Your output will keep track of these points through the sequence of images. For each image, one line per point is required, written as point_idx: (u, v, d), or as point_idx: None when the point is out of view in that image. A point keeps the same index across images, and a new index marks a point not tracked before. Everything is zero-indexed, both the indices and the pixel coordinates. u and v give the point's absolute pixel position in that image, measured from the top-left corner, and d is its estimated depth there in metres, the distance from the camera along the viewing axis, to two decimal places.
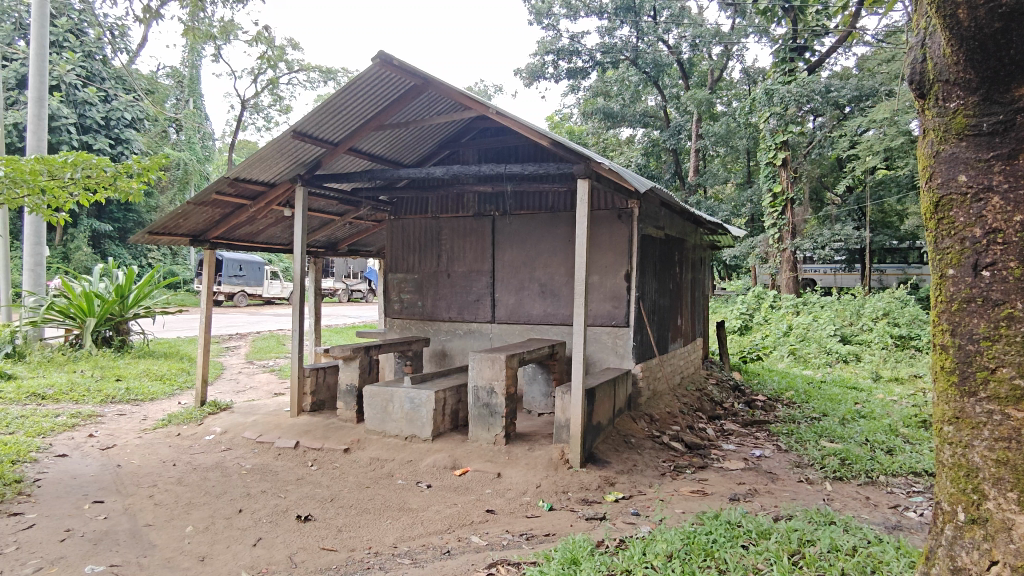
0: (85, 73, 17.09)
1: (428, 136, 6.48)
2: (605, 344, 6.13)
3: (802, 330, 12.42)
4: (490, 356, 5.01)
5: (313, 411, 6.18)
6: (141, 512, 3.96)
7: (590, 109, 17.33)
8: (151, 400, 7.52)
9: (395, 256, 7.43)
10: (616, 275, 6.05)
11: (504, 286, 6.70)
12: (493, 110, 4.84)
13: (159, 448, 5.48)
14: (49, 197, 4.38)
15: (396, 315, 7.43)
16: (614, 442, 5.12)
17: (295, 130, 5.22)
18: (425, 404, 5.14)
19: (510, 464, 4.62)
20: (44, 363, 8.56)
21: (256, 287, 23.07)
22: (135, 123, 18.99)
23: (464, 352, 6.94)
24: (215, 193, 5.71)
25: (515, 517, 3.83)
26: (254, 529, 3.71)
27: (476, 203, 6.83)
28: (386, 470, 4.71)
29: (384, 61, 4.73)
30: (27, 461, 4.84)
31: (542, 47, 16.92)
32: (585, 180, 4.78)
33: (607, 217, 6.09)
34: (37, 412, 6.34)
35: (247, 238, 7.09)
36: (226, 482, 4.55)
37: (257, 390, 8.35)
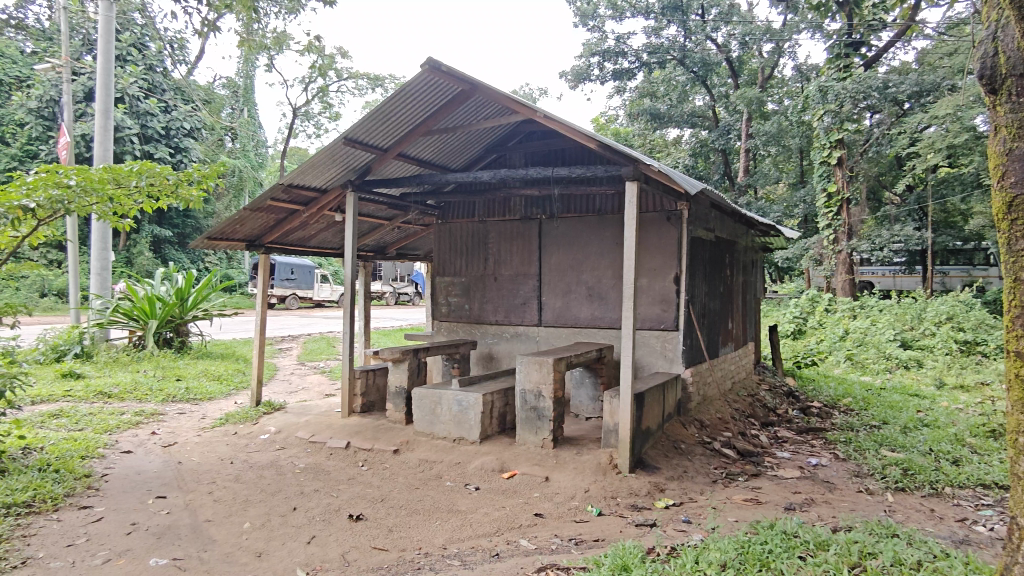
0: (146, 85, 17.86)
1: (475, 140, 6.53)
2: (654, 348, 6.05)
3: (860, 335, 12.01)
4: (537, 359, 5.01)
5: (363, 412, 6.29)
6: (201, 508, 4.09)
7: (637, 111, 17.12)
8: (208, 400, 7.78)
9: (443, 260, 7.51)
10: (665, 278, 5.97)
11: (551, 290, 6.69)
12: (540, 113, 4.84)
13: (217, 446, 5.67)
14: (115, 204, 4.58)
15: (444, 318, 7.50)
16: (663, 448, 5.05)
17: (345, 138, 5.34)
18: (473, 406, 5.17)
19: (559, 467, 4.61)
20: (110, 363, 8.98)
21: (307, 290, 23.65)
22: (194, 132, 19.74)
23: (511, 355, 6.96)
24: (270, 198, 5.89)
25: (564, 521, 3.82)
26: (308, 527, 3.79)
27: (523, 207, 6.85)
28: (435, 472, 4.76)
29: (433, 68, 4.79)
30: (95, 456, 5.07)
31: (587, 49, 16.86)
32: (634, 183, 4.73)
33: (656, 220, 6.01)
34: (104, 411, 6.63)
35: (300, 243, 7.27)
36: (280, 480, 4.66)
37: (309, 391, 8.57)
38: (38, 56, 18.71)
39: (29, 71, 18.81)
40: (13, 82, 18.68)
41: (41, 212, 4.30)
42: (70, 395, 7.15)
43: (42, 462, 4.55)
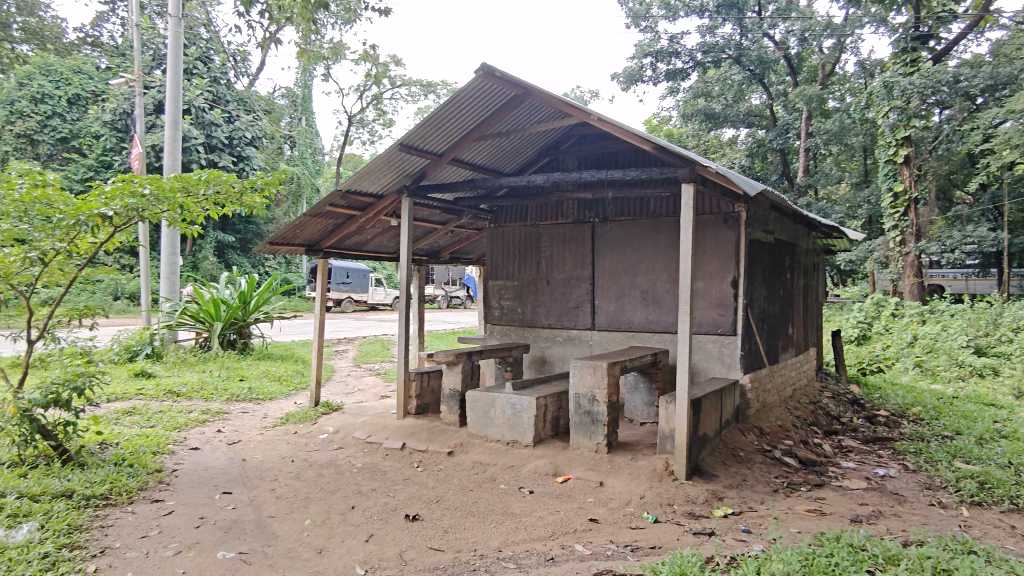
0: (211, 96, 18.64)
1: (529, 144, 6.55)
2: (711, 353, 5.93)
3: (929, 341, 11.47)
4: (591, 363, 4.98)
5: (418, 414, 6.37)
6: (264, 504, 4.23)
7: (690, 110, 16.82)
8: (270, 400, 8.02)
9: (495, 264, 7.54)
10: (722, 281, 5.85)
11: (605, 294, 6.64)
12: (594, 116, 4.81)
13: (279, 444, 5.86)
14: (184, 211, 4.77)
15: (497, 321, 7.53)
16: (721, 455, 4.94)
17: (401, 144, 5.44)
18: (526, 410, 5.18)
19: (613, 473, 4.57)
20: (179, 363, 9.42)
21: (362, 293, 24.19)
22: (256, 141, 20.45)
23: (564, 358, 6.95)
24: (328, 204, 6.04)
25: (619, 527, 3.78)
26: (366, 525, 3.87)
27: (576, 210, 6.83)
28: (489, 474, 4.79)
29: (486, 73, 4.85)
30: (166, 452, 5.31)
31: (640, 50, 16.68)
32: (690, 185, 4.65)
33: (713, 222, 5.90)
34: (174, 409, 6.94)
35: (357, 247, 7.43)
36: (339, 479, 4.79)
37: (365, 393, 8.75)
38: (113, 71, 19.89)
39: (105, 86, 19.93)
40: (90, 97, 19.94)
41: (117, 220, 4.53)
42: (142, 393, 7.51)
43: (117, 457, 4.79)
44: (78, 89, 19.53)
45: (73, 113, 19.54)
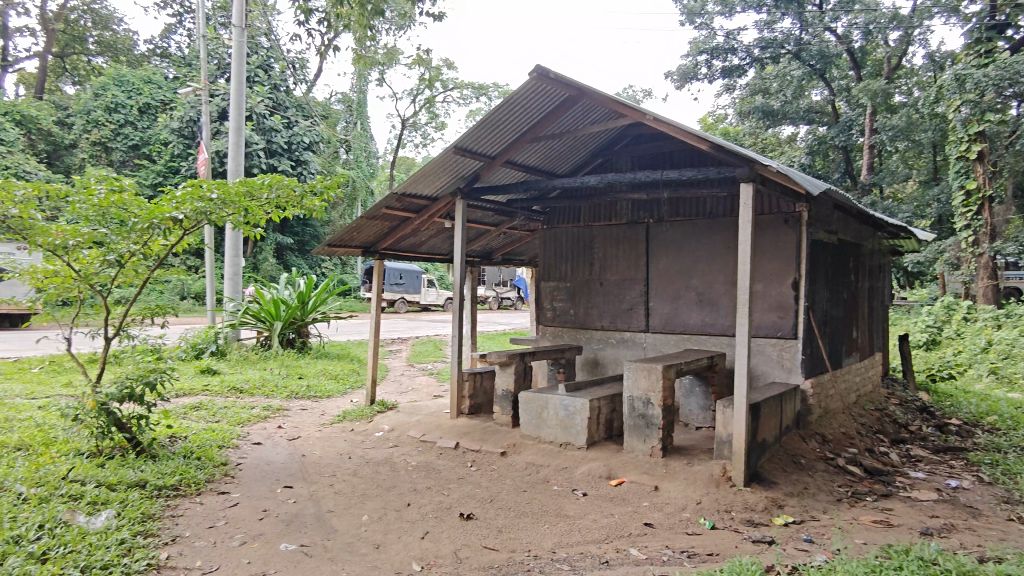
0: (272, 103, 19.29)
1: (582, 145, 6.53)
2: (770, 357, 5.78)
3: (1005, 347, 10.85)
4: (646, 365, 4.92)
5: (470, 414, 6.43)
6: (323, 499, 4.35)
7: (747, 108, 16.40)
8: (327, 398, 8.23)
9: (548, 265, 7.53)
10: (782, 283, 5.69)
11: (659, 295, 6.56)
12: (649, 116, 4.75)
13: (337, 441, 6.01)
14: (247, 214, 4.94)
15: (549, 322, 7.51)
16: (781, 462, 4.81)
17: (456, 148, 5.52)
18: (579, 412, 5.17)
19: (668, 477, 4.50)
20: (241, 361, 9.77)
21: (415, 294, 24.59)
22: (314, 146, 21.01)
23: (618, 360, 6.88)
24: (384, 207, 6.18)
25: (675, 532, 3.73)
26: (421, 522, 3.93)
27: (630, 211, 6.77)
28: (542, 475, 4.79)
29: (541, 75, 4.87)
30: (230, 446, 5.52)
31: (695, 48, 16.37)
32: (749, 185, 4.54)
33: (773, 222, 5.76)
34: (238, 404, 7.21)
35: (411, 249, 7.56)
36: (394, 476, 4.88)
37: (419, 392, 8.88)
38: (181, 81, 20.78)
39: (173, 95, 20.81)
40: (159, 105, 20.75)
41: (187, 223, 4.76)
42: (208, 389, 7.83)
43: (187, 450, 5.02)
44: (148, 98, 20.48)
45: (144, 121, 20.51)
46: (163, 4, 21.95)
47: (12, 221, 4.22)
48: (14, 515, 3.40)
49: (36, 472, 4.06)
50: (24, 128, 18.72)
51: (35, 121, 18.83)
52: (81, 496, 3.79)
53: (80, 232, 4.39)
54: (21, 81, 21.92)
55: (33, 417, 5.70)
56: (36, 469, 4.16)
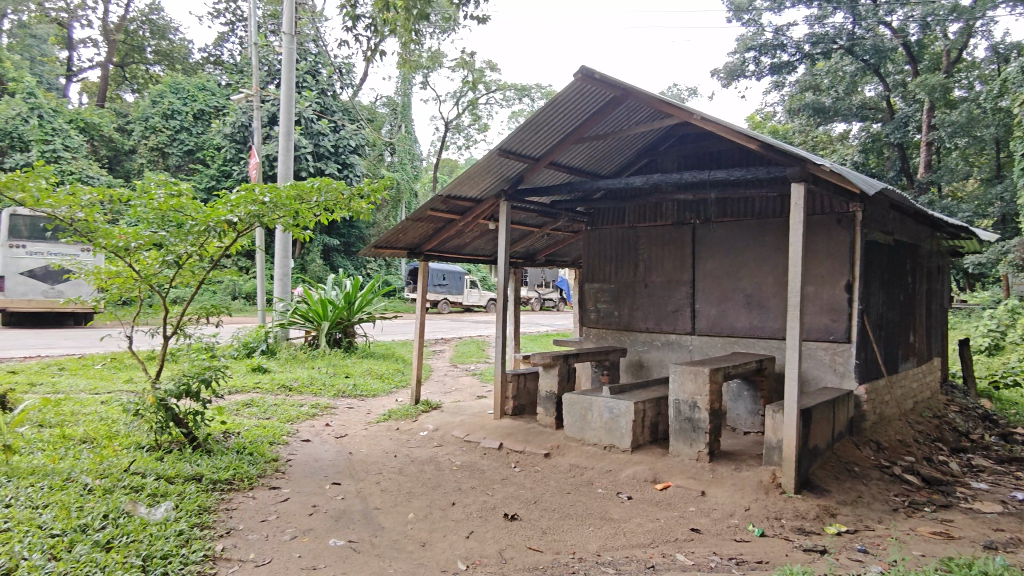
0: (320, 107, 19.74)
1: (627, 145, 6.48)
2: (823, 361, 5.63)
3: None
4: (692, 368, 4.86)
5: (514, 415, 6.45)
6: (370, 496, 4.43)
7: (797, 106, 15.96)
8: (373, 397, 8.38)
9: (592, 266, 7.48)
10: (835, 285, 5.53)
11: (706, 297, 6.46)
12: (696, 114, 4.68)
13: (383, 439, 6.11)
14: (297, 217, 5.05)
15: (593, 324, 7.46)
16: (834, 470, 4.67)
17: (500, 149, 5.55)
18: (624, 415, 5.12)
19: (716, 483, 4.43)
20: (290, 360, 10.02)
21: (457, 295, 24.80)
22: (360, 149, 21.35)
23: (663, 363, 6.81)
24: (430, 209, 6.27)
25: (723, 539, 3.66)
26: (466, 522, 3.97)
27: (676, 211, 6.68)
28: (586, 478, 4.77)
29: (586, 75, 4.85)
30: (281, 442, 5.67)
31: (742, 45, 16.06)
32: (801, 184, 4.43)
33: (825, 222, 5.60)
34: (287, 402, 7.40)
35: (456, 251, 7.62)
36: (439, 475, 4.94)
37: (463, 392, 8.96)
38: (233, 87, 21.45)
39: (226, 101, 21.48)
40: (213, 111, 21.44)
41: (241, 225, 4.90)
42: (259, 387, 8.07)
43: (240, 445, 5.18)
44: (202, 105, 21.19)
45: (199, 127, 21.19)
46: (217, 13, 22.71)
47: (79, 224, 4.44)
48: (81, 505, 3.56)
49: (100, 464, 4.25)
50: (87, 134, 19.58)
51: (98, 128, 19.72)
52: (142, 488, 3.96)
53: (141, 235, 4.59)
54: (85, 90, 22.94)
55: (97, 411, 5.97)
56: (101, 461, 4.35)
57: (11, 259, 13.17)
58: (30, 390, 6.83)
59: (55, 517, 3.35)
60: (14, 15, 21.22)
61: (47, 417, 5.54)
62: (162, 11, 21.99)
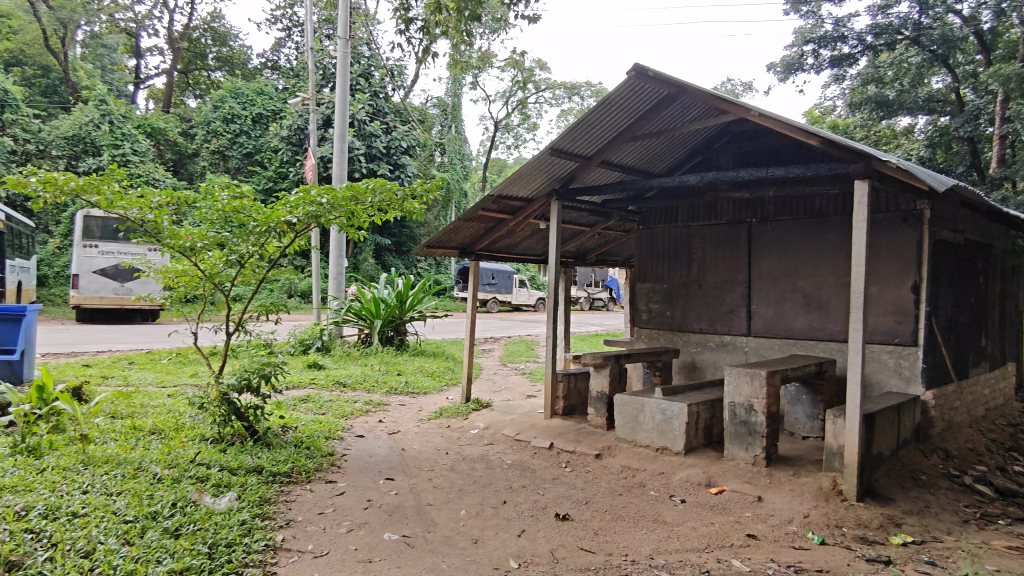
0: (372, 109, 20.16)
1: (681, 143, 6.39)
2: (887, 365, 5.42)
3: None
4: (748, 371, 4.75)
5: (565, 415, 6.43)
6: (423, 492, 4.50)
7: (859, 99, 15.38)
8: (424, 394, 8.50)
9: (643, 266, 7.39)
10: (900, 286, 5.32)
11: (762, 298, 6.31)
12: (753, 111, 4.57)
13: (434, 437, 6.19)
14: (353, 218, 5.16)
15: (645, 324, 7.38)
16: (898, 478, 4.49)
17: (552, 149, 5.55)
18: (677, 417, 5.05)
19: (773, 488, 4.32)
20: (344, 358, 10.26)
21: (506, 294, 24.89)
22: (411, 150, 21.58)
23: (717, 364, 6.68)
24: (481, 209, 6.32)
25: (781, 546, 3.57)
26: (517, 520, 3.98)
27: (731, 210, 6.55)
28: (638, 480, 4.73)
29: (639, 73, 4.81)
30: (336, 438, 5.81)
31: (800, 37, 15.60)
32: (865, 181, 4.28)
33: (891, 220, 5.39)
34: (342, 398, 7.59)
35: (506, 250, 7.65)
36: (491, 473, 4.97)
37: (512, 391, 9.01)
38: (290, 91, 22.07)
39: (282, 105, 22.13)
40: (270, 115, 22.13)
41: (299, 225, 5.05)
42: (315, 383, 8.29)
43: (298, 439, 5.34)
44: (261, 109, 21.90)
45: (257, 130, 21.88)
46: (274, 20, 23.45)
47: (148, 224, 4.66)
48: (152, 493, 3.74)
49: (168, 455, 4.45)
50: (154, 139, 20.53)
51: (163, 132, 20.67)
52: (207, 478, 4.12)
53: (207, 235, 4.79)
54: (151, 97, 24.01)
55: (164, 404, 6.25)
56: (169, 452, 4.55)
57: (85, 259, 13.92)
58: (103, 382, 7.23)
59: (128, 504, 3.52)
60: (88, 26, 22.38)
61: (119, 408, 5.83)
62: (222, 19, 22.84)
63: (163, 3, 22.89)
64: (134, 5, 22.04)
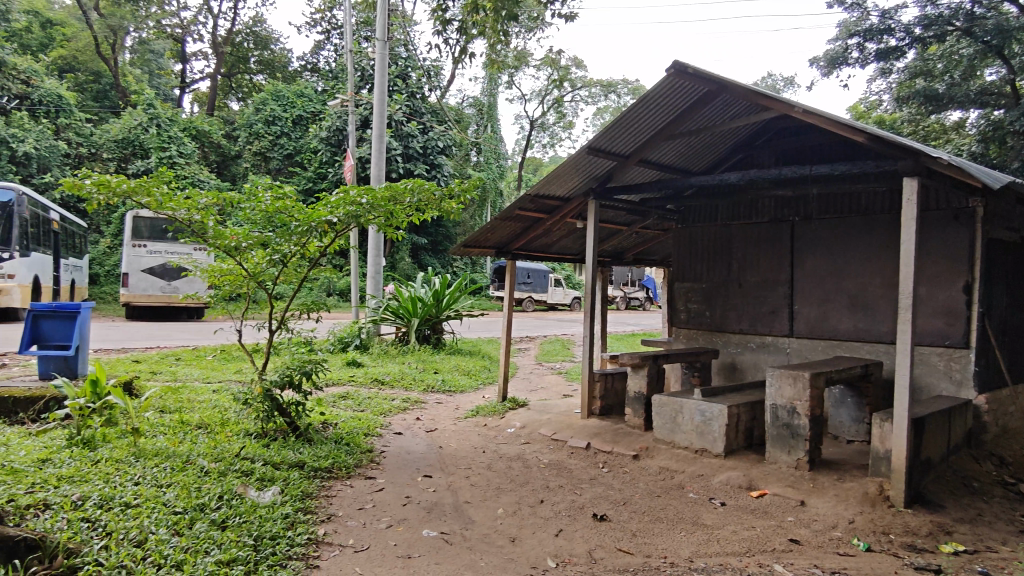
0: (409, 109, 20.36)
1: (721, 141, 6.30)
2: (936, 367, 5.25)
3: None
4: (791, 373, 4.66)
5: (601, 415, 6.41)
6: (460, 490, 4.54)
7: (906, 93, 14.91)
8: (461, 392, 8.56)
9: (682, 265, 7.30)
10: (951, 286, 5.14)
11: (805, 298, 6.17)
12: (797, 107, 4.47)
13: (471, 435, 6.23)
14: (392, 218, 5.22)
15: (683, 324, 7.29)
16: (948, 484, 4.35)
17: (589, 148, 5.52)
18: (717, 418, 4.98)
19: (816, 493, 4.23)
20: (382, 355, 10.41)
21: (542, 294, 24.87)
22: (447, 150, 21.67)
23: (757, 366, 6.56)
24: (518, 208, 6.33)
25: (825, 552, 3.49)
26: (555, 520, 3.98)
27: (773, 208, 6.42)
28: (677, 481, 4.68)
29: (679, 70, 4.75)
30: (375, 434, 5.90)
31: (844, 31, 15.18)
32: (914, 178, 4.15)
33: (941, 219, 5.22)
34: (380, 396, 7.69)
35: (543, 250, 7.64)
36: (528, 472, 4.98)
37: (549, 390, 9.01)
38: (329, 93, 22.43)
39: (322, 107, 22.49)
40: (310, 117, 22.52)
41: (340, 225, 5.13)
42: (354, 380, 8.42)
43: (338, 436, 5.44)
44: (301, 111, 22.31)
45: (297, 132, 22.28)
46: (314, 23, 23.89)
47: (195, 225, 4.81)
48: (199, 486, 3.85)
49: (214, 449, 4.58)
50: (198, 141, 21.29)
51: (207, 136, 21.42)
52: (251, 472, 4.23)
53: (250, 235, 4.90)
54: (196, 100, 24.69)
55: (210, 399, 6.43)
56: (215, 446, 4.68)
57: (134, 258, 14.41)
58: (152, 377, 7.49)
59: (177, 496, 3.64)
60: (136, 32, 23.09)
61: (168, 403, 6.03)
62: (264, 23, 23.36)
63: (208, 9, 23.53)
64: (180, 11, 22.70)
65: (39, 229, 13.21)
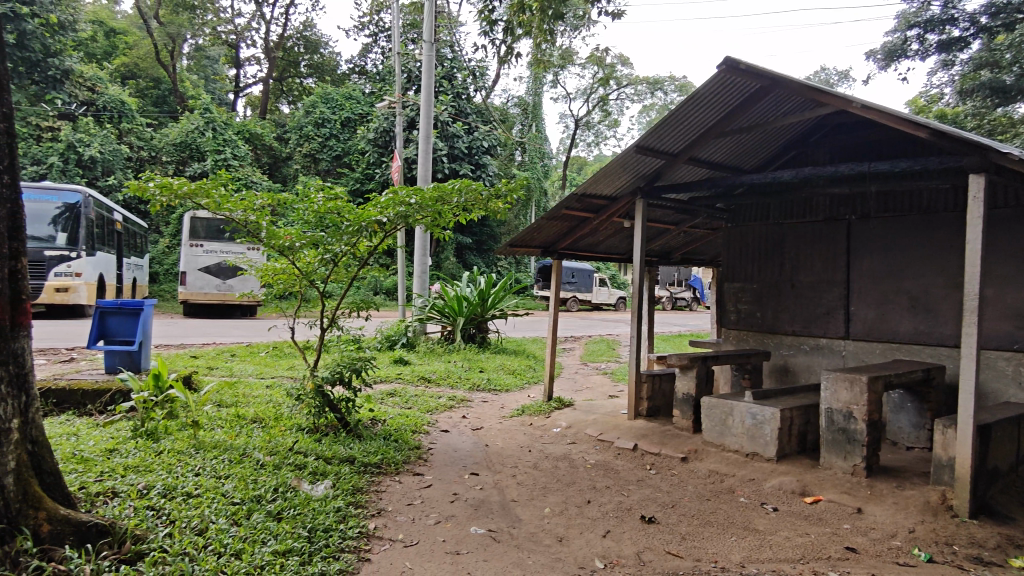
0: (455, 110, 20.52)
1: (773, 138, 6.16)
2: (1004, 373, 5.01)
3: None
4: (847, 377, 4.53)
5: (649, 416, 6.34)
6: (507, 488, 4.56)
7: (970, 86, 14.30)
8: (506, 391, 8.60)
9: (732, 265, 7.16)
10: (1020, 287, 4.91)
11: (862, 299, 5.98)
12: (855, 103, 4.32)
13: (517, 434, 6.25)
14: (438, 218, 5.28)
15: (733, 325, 7.16)
16: (1017, 495, 4.15)
17: (637, 147, 5.48)
18: (768, 422, 4.87)
19: (874, 500, 4.10)
20: (428, 354, 10.53)
21: (587, 293, 24.74)
22: (492, 149, 21.78)
23: (811, 368, 6.39)
24: (565, 208, 6.32)
25: (883, 561, 3.38)
26: (602, 521, 3.97)
27: (828, 206, 6.24)
28: (727, 485, 4.60)
29: (730, 67, 4.67)
30: (423, 431, 5.98)
31: (904, 21, 14.62)
32: (981, 175, 3.97)
33: (1010, 217, 4.98)
34: (427, 393, 7.78)
35: (589, 250, 7.61)
36: (574, 472, 4.98)
37: (594, 390, 8.96)
38: (376, 95, 22.81)
39: (369, 109, 22.86)
40: (358, 118, 22.93)
41: (388, 225, 5.22)
42: (401, 378, 8.55)
43: (387, 432, 5.54)
44: (349, 113, 22.72)
45: (345, 133, 22.71)
46: (362, 27, 24.33)
47: (251, 226, 4.96)
48: (256, 478, 3.98)
49: (269, 443, 4.72)
50: (252, 144, 22.01)
51: (260, 138, 22.07)
52: (304, 466, 4.34)
53: (303, 235, 5.04)
54: (250, 104, 25.46)
55: (264, 394, 6.63)
56: (269, 440, 4.83)
57: (192, 257, 14.93)
58: (210, 372, 7.77)
59: (236, 487, 3.77)
60: (193, 40, 23.92)
61: (225, 398, 6.25)
62: (314, 28, 23.90)
63: (260, 15, 24.22)
64: (234, 18, 23.41)
65: (103, 229, 13.83)
